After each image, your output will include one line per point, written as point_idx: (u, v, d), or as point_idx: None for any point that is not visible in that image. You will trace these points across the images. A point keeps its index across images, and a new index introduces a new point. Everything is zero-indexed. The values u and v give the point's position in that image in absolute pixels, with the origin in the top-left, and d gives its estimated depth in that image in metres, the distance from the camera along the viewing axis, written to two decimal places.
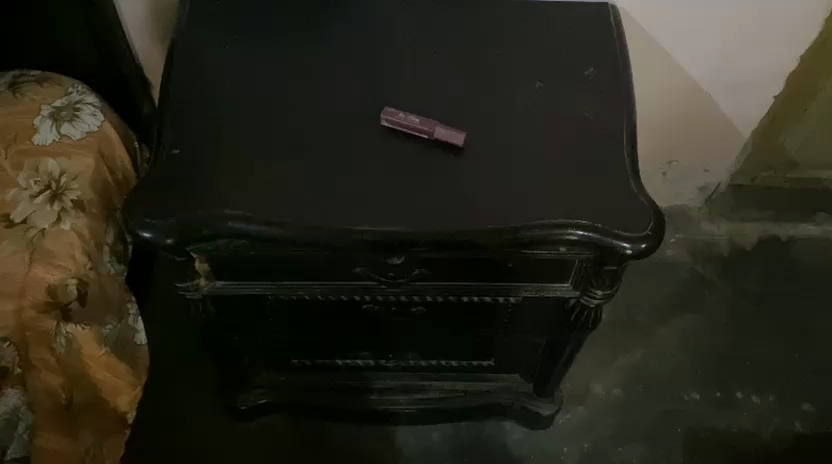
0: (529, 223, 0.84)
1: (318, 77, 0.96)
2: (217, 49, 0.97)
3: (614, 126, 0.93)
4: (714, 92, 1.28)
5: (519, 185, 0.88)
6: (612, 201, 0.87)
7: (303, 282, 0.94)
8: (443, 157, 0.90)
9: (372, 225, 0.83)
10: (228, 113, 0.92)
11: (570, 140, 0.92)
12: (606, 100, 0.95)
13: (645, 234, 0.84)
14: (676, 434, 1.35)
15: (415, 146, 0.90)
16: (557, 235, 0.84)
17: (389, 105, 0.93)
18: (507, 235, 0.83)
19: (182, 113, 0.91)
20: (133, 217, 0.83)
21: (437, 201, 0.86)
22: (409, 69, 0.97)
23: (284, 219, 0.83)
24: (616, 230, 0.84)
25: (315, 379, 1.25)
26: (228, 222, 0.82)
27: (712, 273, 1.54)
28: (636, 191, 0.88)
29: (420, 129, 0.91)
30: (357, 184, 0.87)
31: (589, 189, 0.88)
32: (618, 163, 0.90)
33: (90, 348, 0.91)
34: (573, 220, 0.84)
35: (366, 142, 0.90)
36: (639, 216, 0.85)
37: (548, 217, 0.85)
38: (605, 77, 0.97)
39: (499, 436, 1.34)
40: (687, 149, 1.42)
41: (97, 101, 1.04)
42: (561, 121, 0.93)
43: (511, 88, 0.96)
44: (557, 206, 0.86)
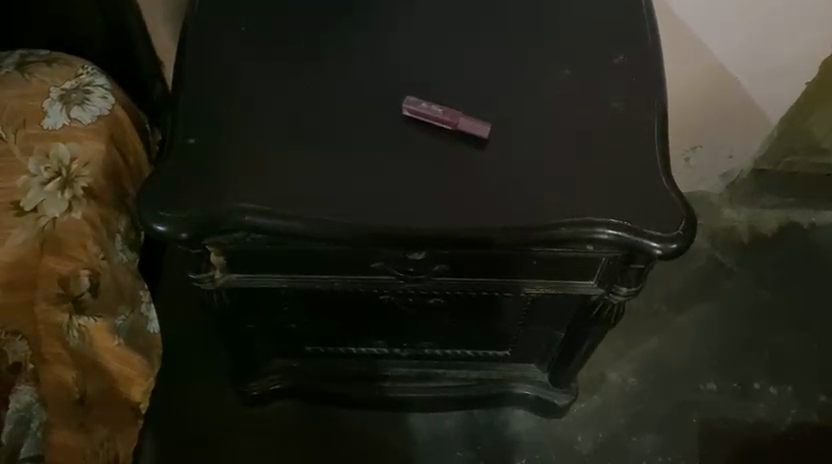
0: (552, 222, 0.82)
1: (337, 63, 0.92)
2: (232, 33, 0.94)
3: (644, 119, 0.90)
4: (741, 76, 1.23)
5: (545, 181, 0.85)
6: (643, 198, 0.84)
7: (320, 275, 0.90)
8: (466, 150, 0.86)
9: (392, 222, 0.81)
10: (244, 102, 0.89)
11: (599, 134, 0.88)
12: (636, 90, 0.91)
13: (676, 234, 0.82)
14: (691, 425, 1.34)
15: (436, 138, 0.87)
16: (582, 234, 0.82)
17: (411, 94, 0.90)
18: (530, 234, 0.81)
19: (196, 101, 0.88)
20: (148, 209, 0.81)
21: (460, 197, 0.83)
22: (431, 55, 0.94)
23: (301, 214, 0.81)
24: (644, 229, 0.82)
25: (329, 365, 1.24)
26: (247, 217, 0.81)
27: (731, 260, 1.51)
28: (667, 186, 0.85)
29: (444, 120, 0.87)
30: (377, 177, 0.84)
31: (617, 185, 0.85)
32: (647, 158, 0.86)
33: (104, 340, 0.89)
34: (599, 218, 0.82)
35: (387, 132, 0.87)
36: (668, 215, 0.83)
37: (574, 214, 0.82)
38: (636, 65, 0.93)
39: (512, 424, 1.32)
40: (712, 135, 1.35)
41: (107, 83, 1.00)
42: (589, 113, 0.90)
43: (538, 78, 0.92)
44: (583, 203, 0.83)
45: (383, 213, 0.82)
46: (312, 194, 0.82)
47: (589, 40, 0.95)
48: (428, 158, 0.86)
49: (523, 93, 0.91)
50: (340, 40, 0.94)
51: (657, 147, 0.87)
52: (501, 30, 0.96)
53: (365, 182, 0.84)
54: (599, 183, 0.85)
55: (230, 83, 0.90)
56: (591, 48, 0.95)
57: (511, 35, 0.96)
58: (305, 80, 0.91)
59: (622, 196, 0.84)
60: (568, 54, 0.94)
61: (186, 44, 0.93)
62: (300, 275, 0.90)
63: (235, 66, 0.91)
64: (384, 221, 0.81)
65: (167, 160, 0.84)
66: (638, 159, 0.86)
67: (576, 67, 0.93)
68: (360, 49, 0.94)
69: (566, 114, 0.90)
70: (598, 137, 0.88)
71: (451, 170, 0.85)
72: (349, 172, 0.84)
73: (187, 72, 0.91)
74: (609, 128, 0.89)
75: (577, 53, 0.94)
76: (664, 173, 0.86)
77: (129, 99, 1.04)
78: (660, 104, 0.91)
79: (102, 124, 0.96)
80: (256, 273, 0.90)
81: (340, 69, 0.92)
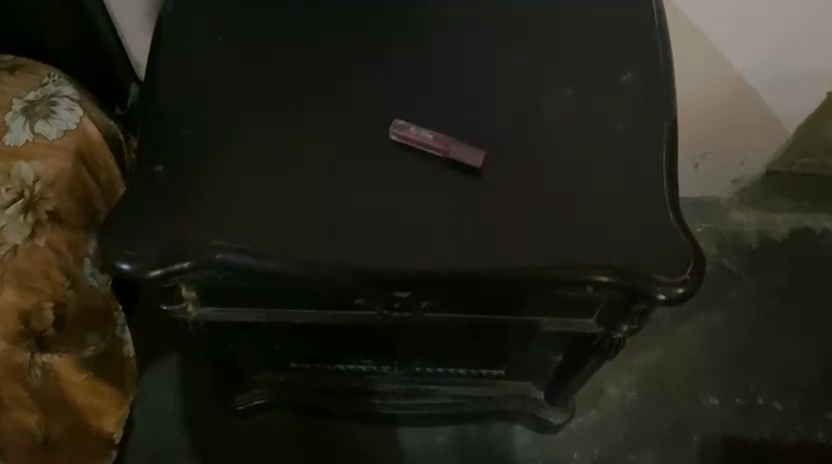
0: (550, 263, 0.76)
1: (321, 77, 0.85)
2: (208, 41, 0.87)
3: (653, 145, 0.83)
4: (756, 82, 1.15)
5: (543, 215, 0.78)
6: (647, 237, 0.78)
7: (299, 309, 0.84)
8: (457, 178, 0.80)
9: (376, 261, 0.75)
10: (217, 123, 0.82)
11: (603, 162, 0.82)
12: (644, 113, 0.85)
13: (682, 277, 0.76)
14: (691, 443, 1.29)
15: (426, 165, 0.80)
16: (583, 278, 0.76)
17: (401, 114, 0.83)
18: (524, 275, 0.75)
19: (164, 121, 0.82)
20: (111, 246, 0.75)
21: (451, 233, 0.77)
22: (424, 68, 0.86)
23: (279, 252, 0.75)
24: (649, 274, 0.76)
25: (317, 381, 1.18)
26: (214, 255, 0.74)
27: (739, 266, 1.45)
28: (675, 224, 0.79)
29: (434, 147, 0.81)
30: (362, 209, 0.78)
31: (622, 221, 0.78)
32: (655, 192, 0.80)
33: (70, 376, 0.85)
34: (601, 261, 0.76)
35: (373, 158, 0.81)
36: (676, 257, 0.77)
37: (574, 256, 0.76)
38: (645, 84, 0.86)
39: (507, 439, 1.28)
40: (723, 141, 1.27)
41: (76, 93, 0.92)
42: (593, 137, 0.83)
43: (539, 96, 0.85)
44: (584, 242, 0.77)
45: (367, 250, 0.75)
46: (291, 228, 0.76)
47: (595, 54, 0.88)
48: (417, 187, 0.79)
49: (523, 114, 0.84)
50: (325, 51, 0.87)
51: (664, 177, 0.81)
52: (500, 40, 0.89)
53: (348, 214, 0.77)
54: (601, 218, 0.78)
55: (205, 98, 0.83)
56: (599, 62, 0.87)
57: (511, 46, 0.88)
58: (287, 98, 0.84)
59: (626, 234, 0.78)
60: (572, 70, 0.87)
61: (161, 55, 0.87)
62: (277, 308, 0.83)
63: (212, 79, 0.84)
64: (369, 260, 0.75)
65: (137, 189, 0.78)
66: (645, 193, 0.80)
67: (581, 84, 0.86)
68: (347, 60, 0.87)
69: (569, 139, 0.83)
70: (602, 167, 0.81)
71: (442, 201, 0.78)
72: (331, 203, 0.78)
73: (160, 87, 0.84)
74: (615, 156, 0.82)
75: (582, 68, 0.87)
76: (672, 209, 0.80)
77: (102, 107, 0.97)
78: (670, 129, 0.84)
79: (69, 139, 0.89)
80: (231, 307, 0.84)
81: (324, 85, 0.85)
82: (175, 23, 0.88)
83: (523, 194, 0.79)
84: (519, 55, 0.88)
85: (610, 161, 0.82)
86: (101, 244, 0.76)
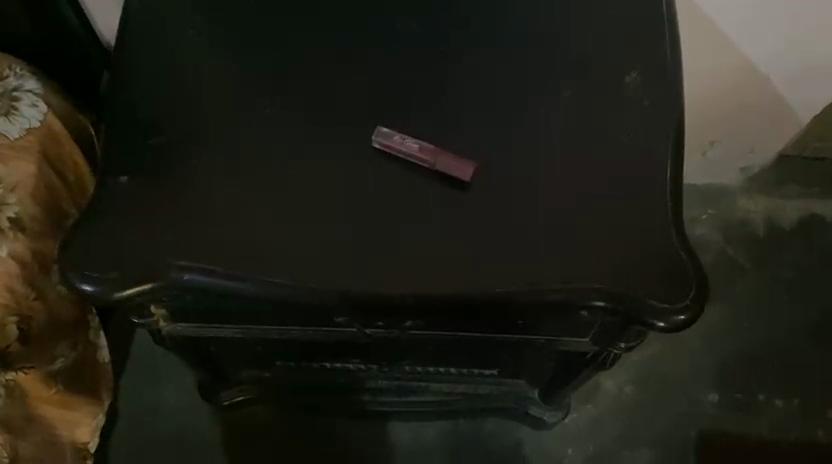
0: (541, 287, 0.71)
1: (303, 85, 0.81)
2: (185, 49, 0.83)
3: (654, 158, 0.78)
4: (770, 71, 1.08)
5: (535, 234, 0.73)
6: (646, 259, 0.72)
7: (277, 327, 0.79)
8: (444, 193, 0.76)
9: (356, 284, 0.70)
10: (191, 137, 0.78)
11: (601, 176, 0.77)
12: (647, 119, 0.80)
13: (682, 304, 0.71)
14: (688, 440, 1.27)
15: (411, 178, 0.76)
16: (577, 303, 0.71)
17: (386, 126, 0.79)
18: (513, 302, 0.71)
19: (137, 128, 0.79)
20: (73, 266, 0.71)
21: (436, 254, 0.72)
22: (413, 75, 0.82)
23: (250, 272, 0.70)
24: (648, 299, 0.71)
25: (304, 378, 1.14)
26: (177, 272, 0.70)
27: (744, 257, 1.40)
28: (678, 245, 0.74)
29: (420, 159, 0.77)
30: (343, 228, 0.73)
31: (619, 240, 0.73)
32: (655, 209, 0.75)
33: (38, 392, 0.82)
34: (597, 284, 0.71)
35: (356, 172, 0.76)
36: (677, 281, 0.72)
37: (567, 278, 0.71)
38: (648, 92, 0.81)
39: (500, 436, 1.25)
40: (731, 130, 1.20)
41: (39, 86, 0.86)
42: (591, 150, 0.78)
43: (533, 105, 0.80)
44: (579, 264, 0.72)
45: (346, 272, 0.71)
46: (266, 248, 0.72)
47: (594, 58, 0.82)
48: (401, 204, 0.75)
49: (516, 124, 0.79)
50: (308, 56, 0.82)
51: (667, 191, 0.76)
52: (495, 43, 0.83)
53: (327, 232, 0.73)
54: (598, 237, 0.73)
55: (181, 111, 0.80)
56: (599, 68, 0.82)
57: (505, 50, 0.83)
58: (267, 108, 0.80)
59: (624, 254, 0.73)
60: (570, 75, 0.81)
61: (135, 62, 0.83)
62: (253, 327, 0.79)
63: (188, 90, 0.81)
64: (347, 282, 0.70)
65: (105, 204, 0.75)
66: (645, 209, 0.75)
67: (579, 91, 0.81)
68: (330, 65, 0.82)
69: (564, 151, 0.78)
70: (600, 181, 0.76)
71: (428, 220, 0.74)
72: (310, 220, 0.73)
73: (135, 98, 0.81)
74: (613, 168, 0.77)
75: (580, 73, 0.82)
76: (674, 226, 0.75)
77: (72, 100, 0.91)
78: (673, 140, 0.79)
79: (33, 139, 0.83)
80: (205, 324, 0.80)
81: (306, 93, 0.81)
82: (150, 27, 0.85)
83: (514, 212, 0.75)
84: (514, 59, 0.83)
85: (608, 174, 0.77)
86: (63, 262, 0.72)
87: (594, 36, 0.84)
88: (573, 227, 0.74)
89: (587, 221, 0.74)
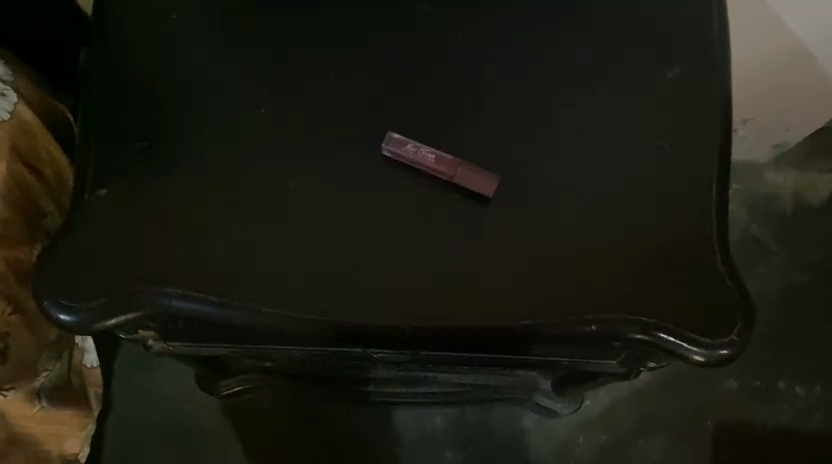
0: (563, 317, 0.64)
1: (304, 86, 0.75)
2: (172, 44, 0.77)
3: (682, 172, 0.73)
4: (818, 48, 0.98)
5: (555, 257, 0.68)
6: (679, 288, 0.67)
7: (274, 347, 0.72)
8: (455, 207, 0.70)
9: (360, 312, 0.64)
10: (179, 143, 0.73)
11: (623, 192, 0.71)
12: (669, 126, 0.75)
13: (723, 338, 0.64)
14: (704, 429, 1.22)
15: (420, 192, 0.71)
16: (603, 336, 0.64)
17: (398, 132, 0.74)
18: (535, 333, 0.64)
19: (111, 136, 0.74)
20: (48, 294, 0.64)
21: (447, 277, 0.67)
22: (424, 77, 0.76)
23: (245, 300, 0.64)
24: (683, 330, 0.65)
25: (304, 372, 1.07)
26: (162, 300, 0.63)
27: (769, 235, 1.32)
28: (719, 274, 0.68)
29: (435, 171, 0.72)
30: (347, 248, 0.68)
31: (645, 265, 0.68)
32: (676, 229, 0.70)
33: (20, 411, 0.76)
34: (625, 315, 0.65)
35: (359, 184, 0.71)
36: (713, 310, 0.66)
37: (592, 307, 0.65)
38: (676, 98, 0.75)
39: (508, 423, 1.21)
40: (769, 106, 1.11)
41: (6, 71, 0.76)
42: (612, 162, 0.73)
43: (549, 113, 0.75)
44: (602, 291, 0.66)
45: (349, 299, 0.65)
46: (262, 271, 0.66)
47: (619, 60, 0.77)
48: (410, 222, 0.70)
49: (533, 132, 0.74)
50: (310, 54, 0.77)
51: (689, 206, 0.71)
52: (513, 41, 0.77)
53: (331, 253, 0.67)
54: (621, 260, 0.68)
55: (170, 116, 0.74)
56: (624, 70, 0.76)
57: (518, 48, 0.77)
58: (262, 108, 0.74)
59: (650, 279, 0.67)
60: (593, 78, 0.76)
61: (117, 61, 0.77)
62: (248, 346, 0.72)
63: (178, 94, 0.75)
64: (350, 309, 0.64)
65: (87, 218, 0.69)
66: (668, 232, 0.70)
67: (602, 97, 0.75)
68: (331, 63, 0.76)
69: (584, 163, 0.73)
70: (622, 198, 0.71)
71: (440, 240, 0.69)
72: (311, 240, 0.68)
73: (122, 102, 0.75)
74: (636, 184, 0.72)
75: (604, 76, 0.76)
76: (703, 249, 0.70)
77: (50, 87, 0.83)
78: (704, 152, 0.74)
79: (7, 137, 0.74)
80: (197, 343, 0.73)
81: (307, 95, 0.75)
82: (133, 21, 0.78)
83: (530, 231, 0.70)
84: (533, 60, 0.77)
85: (631, 191, 0.72)
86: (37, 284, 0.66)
87: (622, 34, 0.77)
88: (593, 249, 0.69)
89: (609, 244, 0.69)
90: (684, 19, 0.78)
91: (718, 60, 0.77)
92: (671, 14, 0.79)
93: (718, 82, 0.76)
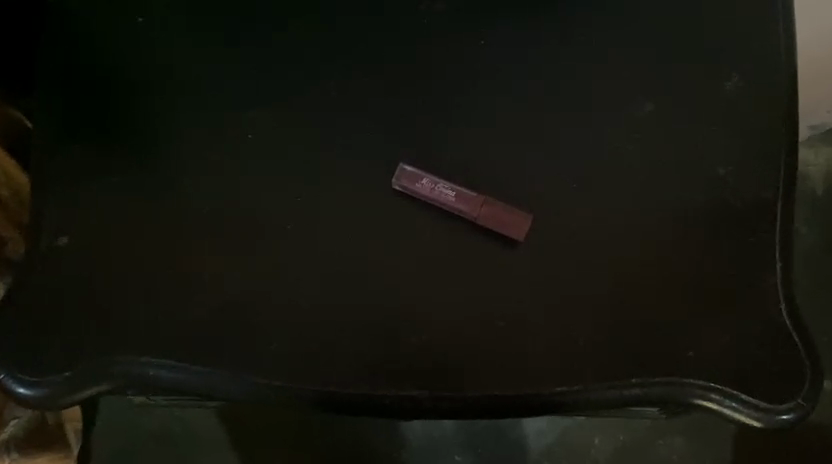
0: (601, 378, 0.59)
1: (301, 103, 0.67)
2: (149, 58, 0.68)
3: (729, 199, 0.65)
4: None
5: (587, 303, 0.61)
6: (728, 342, 0.60)
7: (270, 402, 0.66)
8: (470, 247, 0.63)
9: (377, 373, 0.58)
10: (161, 172, 0.65)
11: (653, 227, 0.64)
12: (707, 148, 0.67)
13: (782, 399, 0.59)
14: (728, 426, 1.16)
15: (431, 229, 0.64)
16: (642, 404, 0.59)
17: (410, 161, 0.66)
18: (564, 397, 0.58)
19: (71, 169, 0.66)
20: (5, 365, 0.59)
21: (463, 329, 0.60)
22: (439, 90, 0.68)
23: (244, 364, 0.58)
24: (737, 392, 0.59)
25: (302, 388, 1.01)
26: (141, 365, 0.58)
27: (801, 218, 1.24)
28: (772, 321, 0.61)
29: (454, 209, 0.64)
30: (355, 291, 0.61)
31: (693, 312, 0.61)
32: (717, 269, 0.63)
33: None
34: (670, 378, 0.59)
35: (362, 222, 0.64)
36: (767, 364, 0.60)
37: (635, 366, 0.59)
38: (722, 114, 0.68)
39: (520, 425, 1.15)
40: (819, 86, 1.02)
41: None
42: (651, 190, 0.66)
43: (574, 134, 0.67)
44: (644, 348, 0.60)
45: (366, 356, 0.59)
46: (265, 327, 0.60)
47: (653, 69, 0.69)
48: (428, 263, 0.63)
49: (553, 157, 0.67)
50: (310, 65, 0.68)
51: (730, 241, 0.64)
52: (537, 47, 0.69)
53: (341, 302, 0.61)
54: (665, 307, 0.61)
55: (148, 141, 0.66)
56: (656, 81, 0.68)
57: (542, 57, 0.69)
58: (250, 133, 0.66)
59: (700, 332, 0.60)
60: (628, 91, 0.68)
61: (80, 72, 0.68)
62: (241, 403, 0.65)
63: (154, 116, 0.67)
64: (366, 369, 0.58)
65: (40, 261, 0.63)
66: (707, 274, 0.63)
67: (636, 114, 0.68)
68: (333, 75, 0.68)
69: (614, 195, 0.66)
70: (658, 232, 0.64)
71: (463, 284, 0.62)
72: (317, 288, 0.61)
73: (86, 120, 0.67)
74: (676, 215, 0.65)
75: (641, 91, 0.68)
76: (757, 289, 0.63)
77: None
78: (753, 177, 0.66)
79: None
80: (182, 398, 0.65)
81: (305, 115, 0.67)
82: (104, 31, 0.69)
83: (557, 272, 0.63)
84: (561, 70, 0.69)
85: (663, 224, 0.65)
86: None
87: (661, 40, 0.69)
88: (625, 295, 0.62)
89: (638, 290, 0.62)
90: (730, 21, 0.70)
91: (768, 69, 0.69)
92: (714, 16, 0.70)
93: (768, 95, 0.69)
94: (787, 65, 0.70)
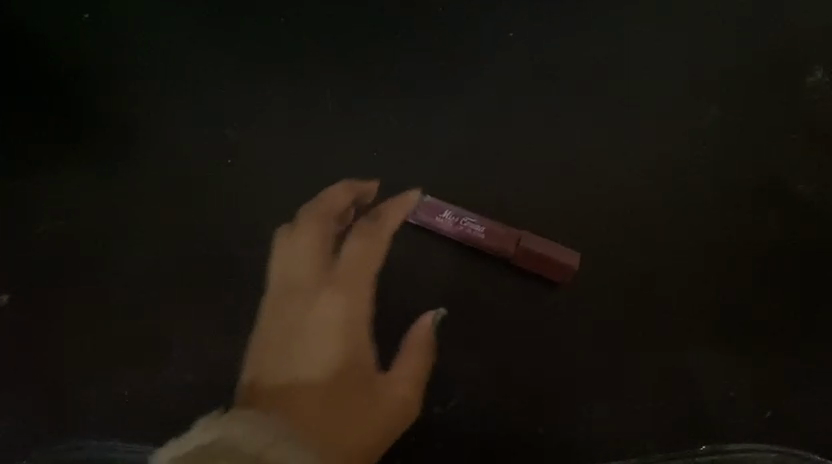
0: (635, 342, 0.78)
1: (377, 133, 0.80)
2: (225, 81, 0.81)
3: (739, 205, 0.79)
4: None
5: (614, 305, 0.78)
6: (733, 377, 0.78)
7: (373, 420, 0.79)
8: (507, 267, 0.78)
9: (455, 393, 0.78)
10: (273, 220, 0.80)
11: (672, 248, 0.79)
12: (717, 172, 0.80)
13: (794, 451, 0.78)
14: None
15: (476, 262, 0.79)
16: None
17: (431, 194, 0.79)
18: None
19: (188, 222, 0.79)
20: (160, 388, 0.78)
21: (518, 332, 0.78)
22: (478, 85, 0.80)
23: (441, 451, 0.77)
24: (810, 454, 0.78)
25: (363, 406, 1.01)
26: None
27: None
28: (782, 382, 0.78)
29: (491, 249, 0.78)
30: (431, 300, 0.79)
31: (705, 291, 0.79)
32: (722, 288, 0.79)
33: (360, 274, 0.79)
34: (701, 408, 0.78)
35: (436, 262, 0.79)
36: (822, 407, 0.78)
37: (697, 435, 0.78)
38: (741, 103, 0.80)
39: None
40: None
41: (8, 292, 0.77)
42: (672, 226, 0.79)
43: (599, 153, 0.80)
44: (666, 322, 0.78)
45: (458, 429, 0.78)
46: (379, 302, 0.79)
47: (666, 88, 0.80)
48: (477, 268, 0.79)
49: (590, 195, 0.79)
50: (367, 68, 0.81)
51: (733, 249, 0.79)
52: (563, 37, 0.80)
53: (426, 276, 0.79)
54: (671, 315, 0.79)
55: (260, 186, 0.80)
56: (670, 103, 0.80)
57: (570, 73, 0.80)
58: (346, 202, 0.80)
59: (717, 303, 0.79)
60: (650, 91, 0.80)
61: (146, 73, 0.81)
62: None
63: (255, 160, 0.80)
64: (457, 360, 0.78)
65: (168, 292, 0.79)
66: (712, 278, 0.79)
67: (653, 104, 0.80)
68: (397, 102, 0.81)
69: (642, 229, 0.79)
70: (668, 241, 0.79)
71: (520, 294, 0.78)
72: (399, 276, 0.79)
73: (174, 175, 0.80)
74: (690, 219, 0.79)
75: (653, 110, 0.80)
76: (787, 280, 0.79)
77: (25, 81, 0.80)
78: (778, 176, 0.80)
79: (59, 216, 0.80)
80: None
81: (381, 142, 0.80)
82: (174, 62, 0.81)
83: (583, 277, 0.79)
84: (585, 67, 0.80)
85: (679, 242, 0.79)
86: (110, 424, 0.78)
87: (672, 26, 0.80)
88: (644, 298, 0.79)
89: (651, 288, 0.79)
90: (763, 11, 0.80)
91: (789, 71, 0.80)
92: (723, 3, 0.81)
93: (795, 93, 0.80)
94: (796, 71, 0.80)
